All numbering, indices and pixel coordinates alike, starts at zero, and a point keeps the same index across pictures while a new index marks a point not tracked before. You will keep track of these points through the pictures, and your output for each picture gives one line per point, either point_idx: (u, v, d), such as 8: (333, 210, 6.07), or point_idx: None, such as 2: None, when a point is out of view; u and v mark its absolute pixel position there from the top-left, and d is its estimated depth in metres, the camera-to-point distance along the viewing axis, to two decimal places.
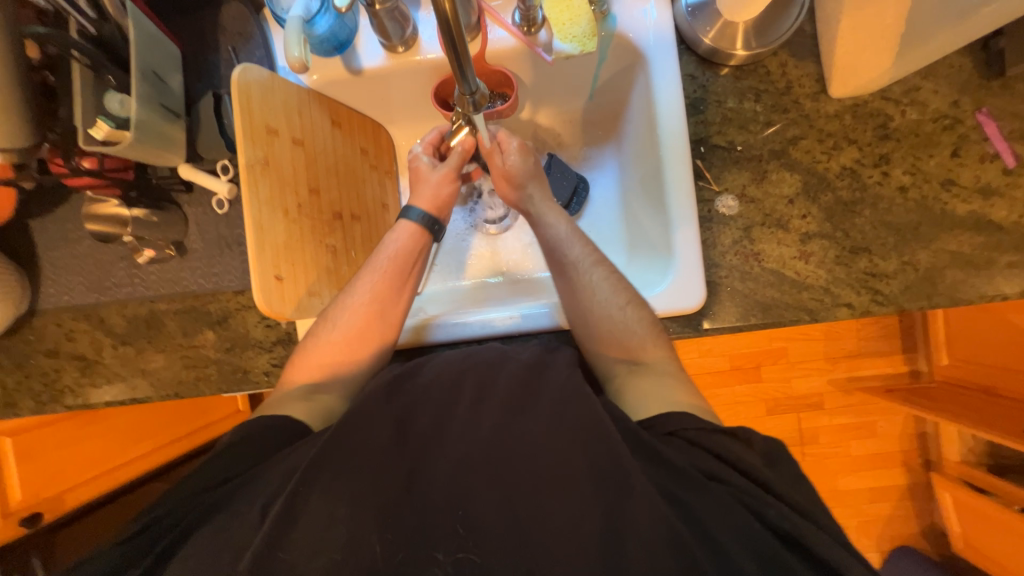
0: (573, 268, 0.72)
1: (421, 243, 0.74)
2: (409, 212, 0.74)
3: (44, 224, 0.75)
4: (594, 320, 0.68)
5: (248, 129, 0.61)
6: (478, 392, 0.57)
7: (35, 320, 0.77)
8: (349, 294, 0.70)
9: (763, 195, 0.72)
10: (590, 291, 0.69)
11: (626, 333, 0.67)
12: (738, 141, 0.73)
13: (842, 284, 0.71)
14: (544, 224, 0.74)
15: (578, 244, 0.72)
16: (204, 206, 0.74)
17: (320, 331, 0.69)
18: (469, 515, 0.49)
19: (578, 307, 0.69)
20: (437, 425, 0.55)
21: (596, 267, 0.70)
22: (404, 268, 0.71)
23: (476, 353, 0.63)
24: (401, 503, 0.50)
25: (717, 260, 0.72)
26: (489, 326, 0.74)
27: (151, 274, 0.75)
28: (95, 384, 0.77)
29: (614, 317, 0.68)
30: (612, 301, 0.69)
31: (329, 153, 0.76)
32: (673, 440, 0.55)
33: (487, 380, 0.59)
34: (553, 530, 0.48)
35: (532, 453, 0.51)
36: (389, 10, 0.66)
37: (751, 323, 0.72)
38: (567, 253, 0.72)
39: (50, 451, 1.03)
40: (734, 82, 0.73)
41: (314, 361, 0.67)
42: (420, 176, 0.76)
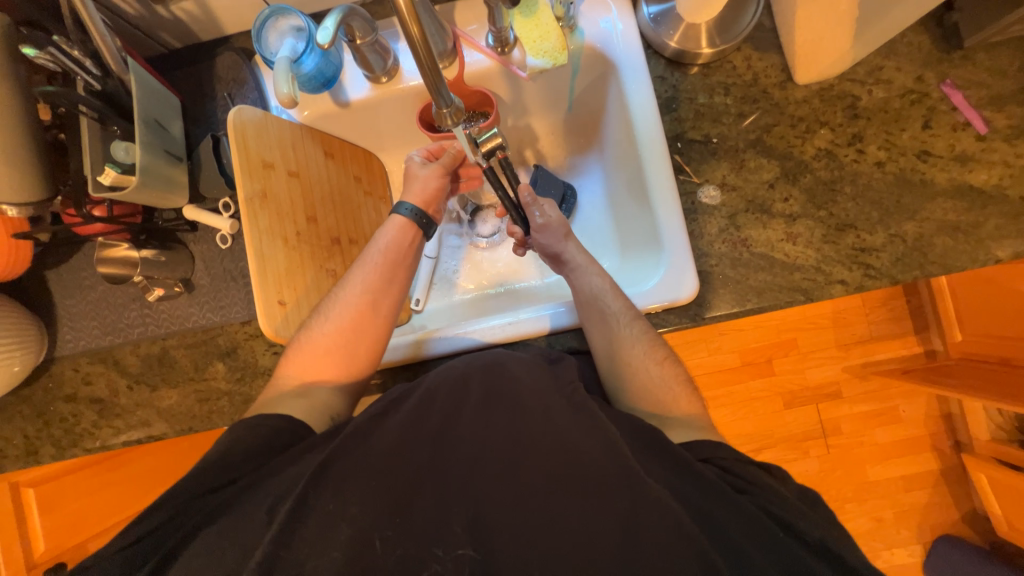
0: (600, 304, 0.71)
1: (412, 236, 0.75)
2: (399, 207, 0.76)
3: (60, 274, 0.79)
4: (630, 372, 0.67)
5: (245, 164, 0.65)
6: (480, 391, 0.59)
7: (53, 367, 0.80)
8: (342, 289, 0.70)
9: (743, 182, 0.74)
10: (629, 344, 0.68)
11: (652, 372, 0.67)
12: (713, 133, 0.75)
13: (833, 262, 0.72)
14: (583, 276, 0.74)
15: (617, 299, 0.71)
16: (209, 243, 0.78)
17: (312, 324, 0.68)
18: (478, 508, 0.50)
19: (613, 357, 0.68)
20: (444, 427, 0.56)
21: (635, 321, 0.69)
22: (394, 259, 0.73)
23: (477, 359, 0.64)
24: (413, 507, 0.51)
25: (706, 249, 0.74)
26: (489, 334, 0.75)
27: (162, 312, 0.78)
28: (113, 425, 0.79)
29: (641, 356, 0.67)
30: (639, 341, 0.68)
31: (324, 182, 0.79)
32: (701, 457, 0.55)
33: (490, 382, 0.60)
34: (563, 522, 0.49)
35: (537, 449, 0.53)
36: (369, 42, 0.70)
37: (747, 308, 0.73)
38: (606, 304, 0.71)
39: (70, 501, 1.05)
40: (703, 79, 0.76)
41: (306, 355, 0.66)
42: (412, 172, 0.77)
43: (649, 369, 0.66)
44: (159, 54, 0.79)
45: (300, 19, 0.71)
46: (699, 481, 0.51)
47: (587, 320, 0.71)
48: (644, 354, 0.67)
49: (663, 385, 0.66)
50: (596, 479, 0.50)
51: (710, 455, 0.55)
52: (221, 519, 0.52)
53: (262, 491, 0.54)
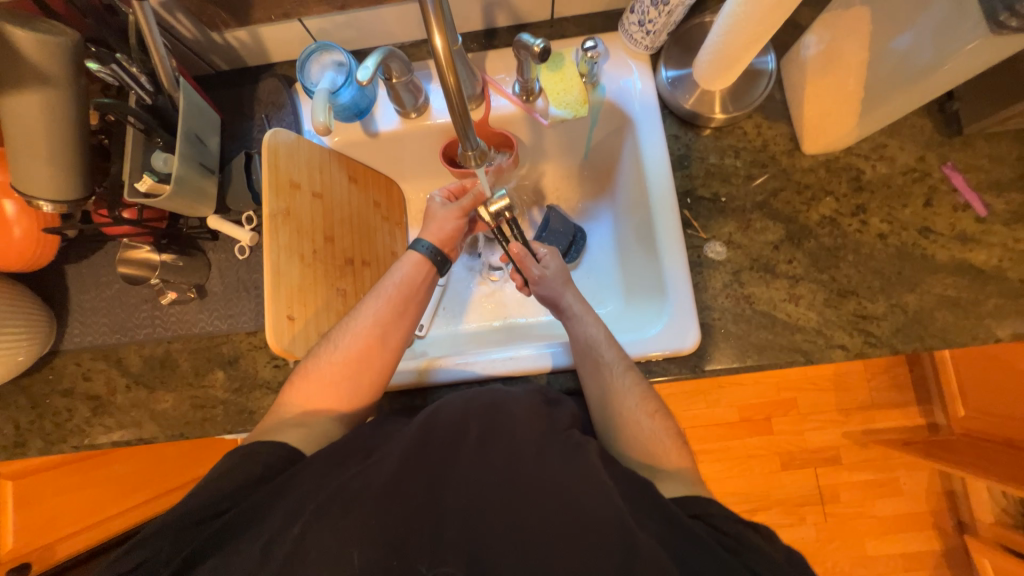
0: (595, 353, 0.71)
1: (425, 273, 0.76)
2: (417, 244, 0.78)
3: (78, 269, 0.81)
4: (621, 420, 0.67)
5: (273, 182, 0.69)
6: (484, 430, 0.58)
7: (56, 360, 0.81)
8: (352, 318, 0.71)
9: (749, 241, 0.76)
10: (621, 395, 0.68)
11: (642, 425, 0.66)
12: (722, 193, 0.78)
13: (833, 326, 0.73)
14: (580, 323, 0.75)
15: (611, 348, 0.71)
16: (227, 253, 0.80)
17: (321, 352, 0.69)
18: (471, 552, 0.50)
19: (604, 405, 0.68)
20: (446, 462, 0.56)
21: (630, 373, 0.69)
22: (407, 295, 0.74)
23: (479, 395, 0.63)
24: (406, 543, 0.50)
25: (709, 302, 0.75)
26: (488, 368, 0.76)
27: (171, 315, 0.80)
28: (106, 424, 0.79)
29: (631, 408, 0.67)
30: (631, 394, 0.68)
31: (345, 206, 0.82)
32: (692, 514, 0.54)
33: (493, 423, 0.59)
34: (555, 573, 0.48)
35: (533, 493, 0.52)
36: (404, 82, 0.75)
37: (747, 364, 0.73)
38: (601, 353, 0.71)
39: (49, 496, 1.02)
40: (714, 141, 0.80)
41: (311, 381, 0.67)
42: (431, 212, 0.80)
43: (643, 430, 0.66)
44: (206, 74, 0.85)
45: (342, 55, 0.77)
46: (690, 541, 0.49)
47: (580, 365, 0.72)
48: (646, 405, 0.67)
49: (660, 440, 0.65)
50: (591, 528, 0.49)
51: (700, 511, 0.54)
52: (204, 537, 0.51)
53: (250, 515, 0.53)
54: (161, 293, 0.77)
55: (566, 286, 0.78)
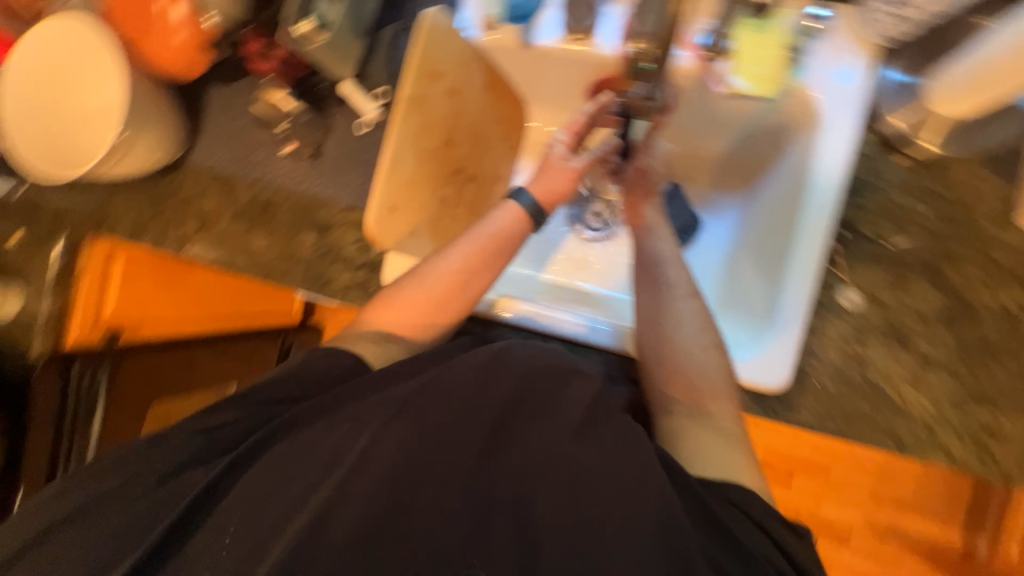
0: (660, 271, 0.68)
1: (523, 229, 0.69)
2: (519, 194, 0.70)
3: (217, 93, 0.84)
4: (671, 348, 0.64)
5: (418, 65, 0.66)
6: (544, 400, 0.55)
7: (179, 171, 0.87)
8: (438, 260, 0.67)
9: (895, 302, 0.65)
10: (678, 320, 0.65)
11: (692, 359, 0.63)
12: (888, 237, 0.66)
13: (948, 427, 0.63)
14: (650, 239, 0.71)
15: (680, 272, 0.68)
16: (350, 123, 0.80)
17: (402, 282, 0.67)
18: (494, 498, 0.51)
19: (658, 328, 0.65)
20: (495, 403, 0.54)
21: (694, 297, 0.66)
22: (500, 249, 0.67)
23: (547, 354, 0.59)
24: (438, 464, 0.52)
25: (816, 350, 0.67)
26: (559, 327, 0.74)
27: (284, 165, 0.82)
28: (205, 244, 0.86)
29: (685, 337, 0.64)
30: (688, 320, 0.65)
31: (473, 112, 0.78)
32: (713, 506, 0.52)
33: (552, 396, 0.55)
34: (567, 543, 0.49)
35: (574, 466, 0.51)
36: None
37: (829, 428, 0.66)
38: (665, 274, 0.68)
39: (141, 283, 1.12)
40: (907, 176, 0.67)
41: (386, 313, 0.65)
42: (549, 163, 0.73)
43: (692, 362, 0.63)
44: None
45: None
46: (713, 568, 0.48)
47: (639, 280, 0.69)
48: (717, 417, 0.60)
49: None
50: (617, 517, 0.49)
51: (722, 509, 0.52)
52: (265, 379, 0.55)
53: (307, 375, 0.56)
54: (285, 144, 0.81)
55: (646, 202, 0.75)
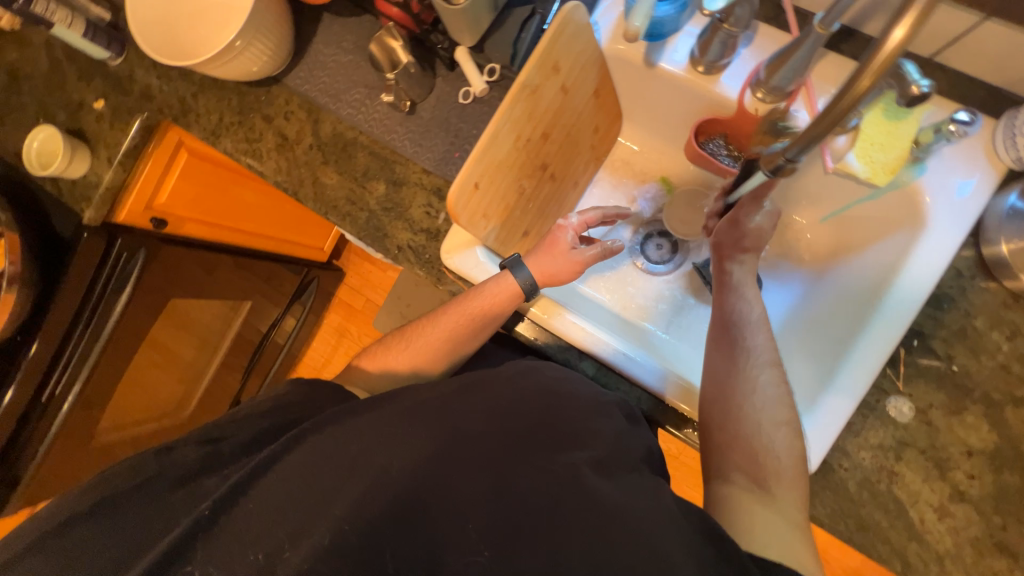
0: (741, 331, 0.68)
1: (512, 302, 0.72)
2: (517, 268, 0.72)
3: (332, 23, 0.84)
4: (741, 414, 0.62)
5: (544, 54, 0.65)
6: (563, 432, 0.58)
7: (273, 87, 0.87)
8: (432, 322, 0.76)
9: (944, 426, 0.63)
10: (754, 385, 0.64)
11: (763, 431, 0.61)
12: (958, 361, 0.64)
13: (960, 566, 0.62)
14: (738, 298, 0.72)
15: (764, 336, 0.68)
16: (452, 89, 0.79)
17: (394, 344, 0.77)
18: (500, 509, 0.52)
19: (730, 388, 0.64)
20: (530, 427, 0.58)
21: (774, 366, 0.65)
22: (483, 321, 0.73)
23: (566, 395, 0.64)
24: (462, 461, 0.54)
25: (850, 450, 0.65)
26: (602, 349, 0.75)
27: (376, 111, 0.82)
28: (278, 162, 0.86)
29: (758, 405, 0.62)
30: (765, 389, 0.63)
31: (575, 113, 0.77)
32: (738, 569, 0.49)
33: (568, 431, 0.59)
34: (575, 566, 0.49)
35: (586, 494, 0.52)
36: (732, 32, 0.63)
37: (840, 530, 0.64)
38: (745, 336, 0.68)
39: (200, 182, 1.14)
40: (997, 305, 0.64)
41: (383, 363, 0.76)
42: (555, 247, 0.74)
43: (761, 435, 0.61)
44: None
45: None
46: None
47: (718, 335, 0.70)
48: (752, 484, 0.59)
49: None
50: (625, 554, 0.48)
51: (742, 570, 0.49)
52: None
53: None
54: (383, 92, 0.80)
55: (737, 257, 0.75)
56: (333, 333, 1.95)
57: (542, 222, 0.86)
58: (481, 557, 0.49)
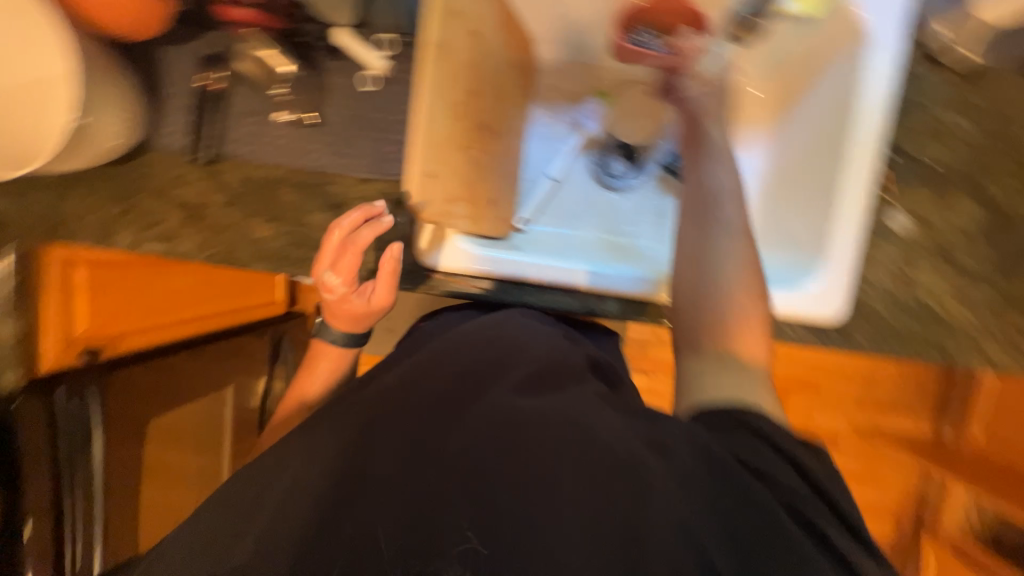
0: (714, 209, 0.59)
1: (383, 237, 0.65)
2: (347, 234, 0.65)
3: (178, 54, 0.70)
4: (710, 312, 0.56)
5: (439, 2, 0.57)
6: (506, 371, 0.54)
7: (146, 155, 0.73)
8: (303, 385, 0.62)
9: (940, 221, 0.67)
10: (722, 261, 0.57)
11: (721, 307, 0.56)
12: (930, 156, 0.67)
13: (988, 333, 0.68)
14: (709, 169, 0.62)
15: (735, 208, 0.60)
16: (351, 79, 0.69)
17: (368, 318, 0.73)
18: (477, 480, 0.44)
19: (696, 294, 0.57)
20: (494, 381, 0.52)
21: (742, 240, 0.59)
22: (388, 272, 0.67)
23: (502, 335, 0.61)
24: (438, 439, 0.47)
25: (869, 277, 0.69)
26: (540, 270, 0.72)
27: (278, 138, 0.71)
28: (196, 236, 0.75)
29: (721, 300, 0.56)
30: (731, 261, 0.57)
31: (492, 56, 0.70)
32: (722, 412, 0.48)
33: (531, 371, 0.53)
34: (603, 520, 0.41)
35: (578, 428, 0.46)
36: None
37: (881, 350, 0.69)
38: (719, 210, 0.60)
39: (117, 288, 0.98)
40: (949, 90, 0.66)
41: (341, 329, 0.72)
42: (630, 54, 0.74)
43: (729, 305, 0.56)
44: None
45: None
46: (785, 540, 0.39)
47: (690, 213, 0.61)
48: (736, 356, 0.54)
49: None
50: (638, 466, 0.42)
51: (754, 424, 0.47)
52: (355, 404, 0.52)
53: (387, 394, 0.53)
54: (202, 80, 0.69)
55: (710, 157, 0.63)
56: None
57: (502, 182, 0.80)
58: (472, 542, 0.41)
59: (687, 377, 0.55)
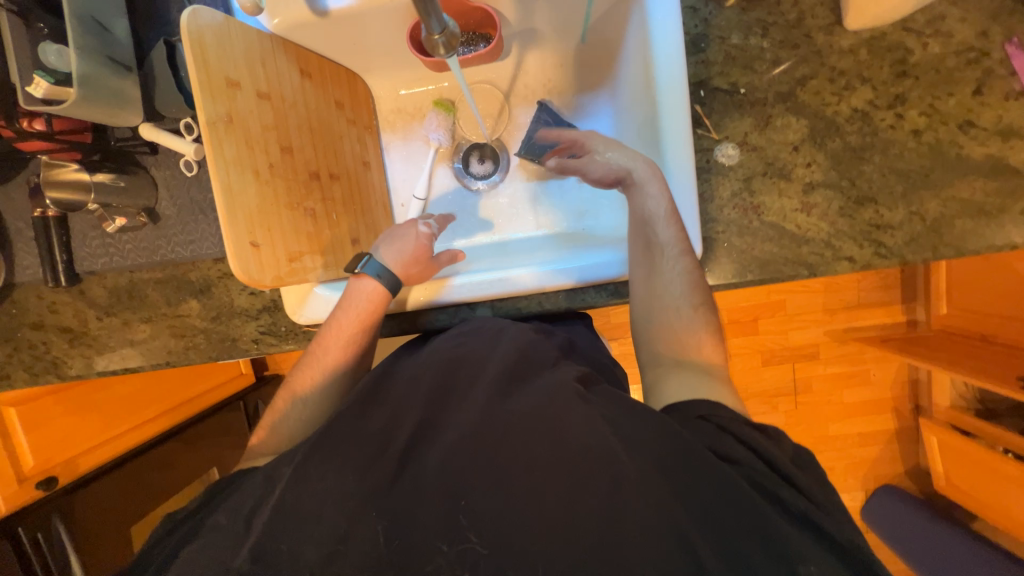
0: (647, 231, 0.63)
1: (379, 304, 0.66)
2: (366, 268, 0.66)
3: (8, 191, 0.72)
4: (662, 320, 0.60)
5: (205, 82, 0.56)
6: (471, 375, 0.54)
7: (14, 293, 0.76)
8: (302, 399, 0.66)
9: (766, 142, 0.67)
10: (667, 284, 0.61)
11: (678, 317, 0.60)
12: (741, 83, 0.67)
13: (844, 237, 0.67)
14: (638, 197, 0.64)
15: (669, 227, 0.62)
16: (173, 169, 0.70)
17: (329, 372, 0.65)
18: (468, 494, 0.43)
19: (649, 309, 0.61)
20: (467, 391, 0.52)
21: (681, 257, 0.61)
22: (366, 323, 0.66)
23: (468, 343, 0.60)
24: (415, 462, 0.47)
25: (714, 215, 0.68)
26: (518, 281, 0.71)
27: (125, 243, 0.73)
28: (84, 354, 0.77)
29: (674, 313, 0.60)
30: (676, 282, 0.61)
31: (301, 107, 0.71)
32: (696, 414, 0.48)
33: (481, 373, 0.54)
34: (585, 511, 0.41)
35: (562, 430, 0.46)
36: (445, 36, 0.52)
37: (746, 280, 0.69)
38: (655, 232, 0.63)
39: (53, 420, 1.03)
40: (739, 15, 0.66)
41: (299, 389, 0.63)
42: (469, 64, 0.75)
43: (682, 320, 0.60)
44: None
45: None
46: (754, 499, 0.40)
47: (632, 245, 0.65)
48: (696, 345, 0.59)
49: None
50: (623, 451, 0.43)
51: (709, 413, 0.48)
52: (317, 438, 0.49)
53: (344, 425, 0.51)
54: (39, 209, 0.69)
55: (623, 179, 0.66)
56: None
57: (362, 220, 0.81)
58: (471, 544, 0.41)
59: (653, 380, 0.57)
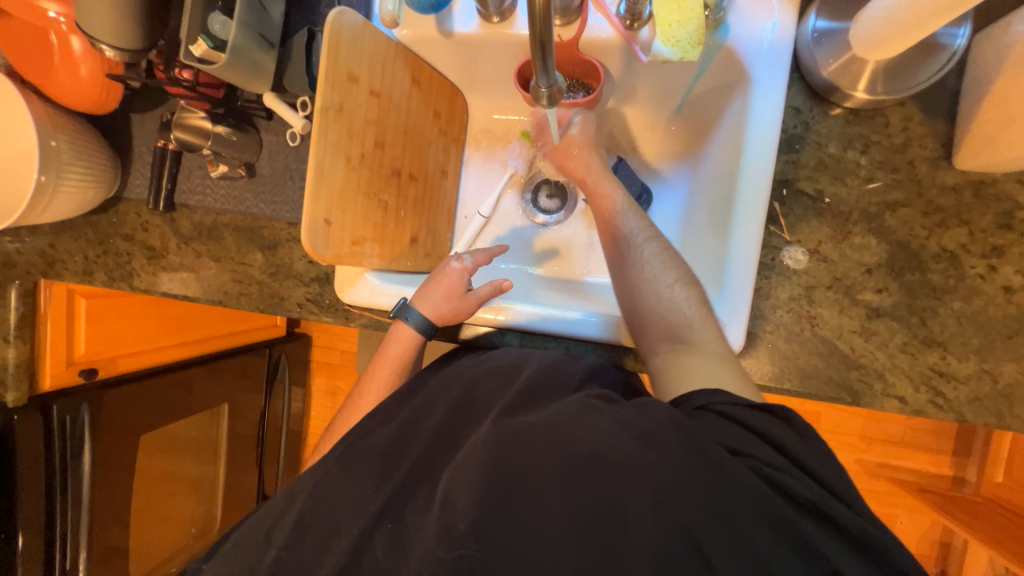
0: (615, 224, 0.68)
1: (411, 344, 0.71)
2: (407, 313, 0.71)
3: (143, 120, 0.83)
4: (652, 318, 0.60)
5: (331, 72, 0.62)
6: (487, 396, 0.55)
7: (119, 206, 0.85)
8: (361, 395, 0.71)
9: (839, 257, 0.65)
10: (639, 266, 0.63)
11: (661, 297, 0.60)
12: (827, 192, 0.66)
13: (900, 374, 0.63)
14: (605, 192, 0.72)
15: (637, 217, 0.68)
16: (279, 136, 0.78)
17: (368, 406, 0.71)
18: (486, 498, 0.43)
19: (632, 302, 0.62)
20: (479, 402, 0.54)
21: (653, 240, 0.65)
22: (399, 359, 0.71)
23: (490, 360, 0.62)
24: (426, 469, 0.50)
25: (765, 312, 0.67)
26: (544, 318, 0.73)
27: (220, 188, 0.81)
28: (156, 273, 0.85)
29: (666, 298, 0.60)
30: (651, 263, 0.63)
31: (404, 110, 0.77)
32: (695, 406, 0.48)
33: (500, 391, 0.55)
34: (601, 539, 0.40)
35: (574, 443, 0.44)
36: (551, 91, 0.55)
37: (783, 387, 0.66)
38: (623, 226, 0.67)
39: (112, 319, 1.11)
40: (843, 126, 0.66)
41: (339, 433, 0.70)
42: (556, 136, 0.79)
43: (662, 300, 0.60)
44: None
45: None
46: (785, 531, 0.39)
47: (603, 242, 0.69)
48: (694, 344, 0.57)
49: None
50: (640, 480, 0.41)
51: (712, 404, 0.48)
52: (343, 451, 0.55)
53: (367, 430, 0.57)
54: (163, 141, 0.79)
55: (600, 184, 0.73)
56: (324, 396, 1.94)
57: (426, 222, 0.85)
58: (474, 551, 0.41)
59: (666, 374, 0.56)
